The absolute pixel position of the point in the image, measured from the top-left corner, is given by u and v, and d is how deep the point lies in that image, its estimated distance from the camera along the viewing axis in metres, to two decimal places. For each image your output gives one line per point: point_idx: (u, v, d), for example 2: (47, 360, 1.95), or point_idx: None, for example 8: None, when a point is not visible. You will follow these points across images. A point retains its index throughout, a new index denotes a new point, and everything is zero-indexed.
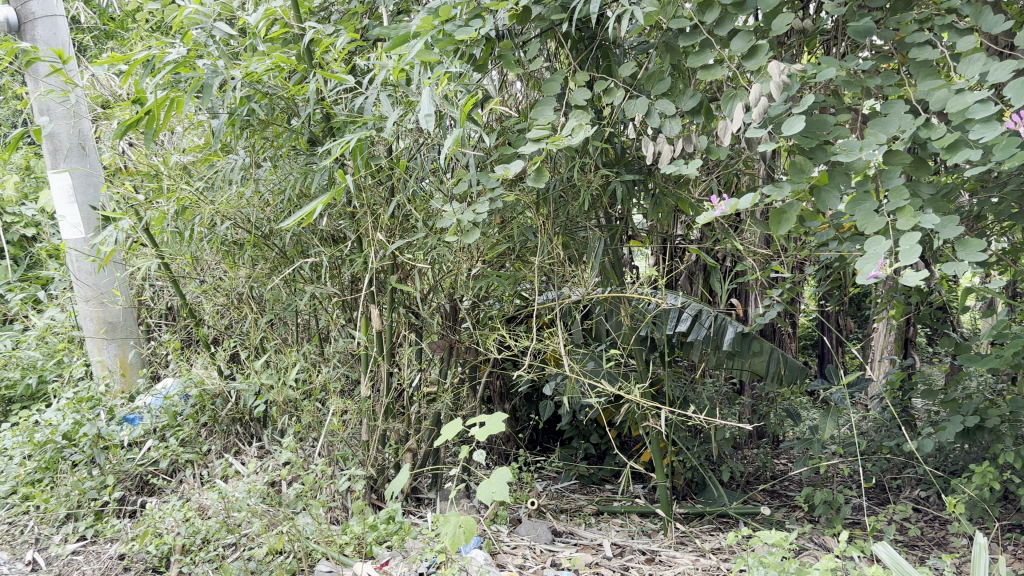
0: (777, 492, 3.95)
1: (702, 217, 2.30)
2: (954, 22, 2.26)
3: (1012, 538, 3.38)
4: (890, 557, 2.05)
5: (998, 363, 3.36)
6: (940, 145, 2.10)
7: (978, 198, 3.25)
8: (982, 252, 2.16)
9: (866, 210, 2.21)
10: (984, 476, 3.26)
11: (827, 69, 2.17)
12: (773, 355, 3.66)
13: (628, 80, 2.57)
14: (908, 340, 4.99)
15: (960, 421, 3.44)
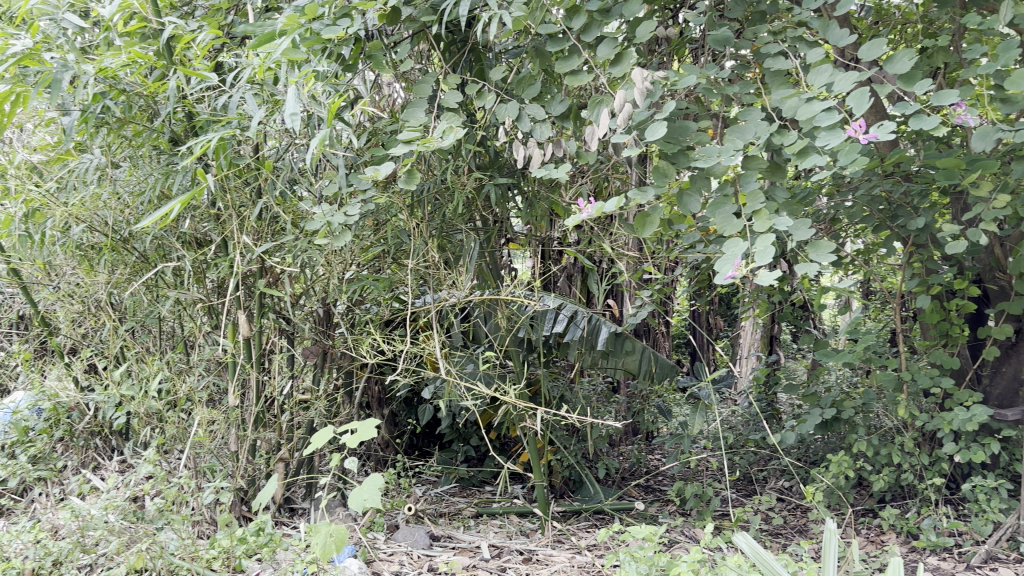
0: (651, 487, 4.07)
1: (571, 220, 2.34)
2: (804, 34, 2.38)
3: (866, 522, 3.58)
4: (750, 547, 2.13)
5: (851, 358, 3.56)
6: (791, 151, 2.21)
7: (833, 202, 3.44)
8: (831, 253, 2.28)
9: (725, 213, 2.30)
10: (840, 465, 3.45)
11: (687, 77, 2.25)
12: (646, 354, 3.76)
13: (500, 84, 2.59)
14: (773, 337, 5.23)
15: (817, 413, 3.63)
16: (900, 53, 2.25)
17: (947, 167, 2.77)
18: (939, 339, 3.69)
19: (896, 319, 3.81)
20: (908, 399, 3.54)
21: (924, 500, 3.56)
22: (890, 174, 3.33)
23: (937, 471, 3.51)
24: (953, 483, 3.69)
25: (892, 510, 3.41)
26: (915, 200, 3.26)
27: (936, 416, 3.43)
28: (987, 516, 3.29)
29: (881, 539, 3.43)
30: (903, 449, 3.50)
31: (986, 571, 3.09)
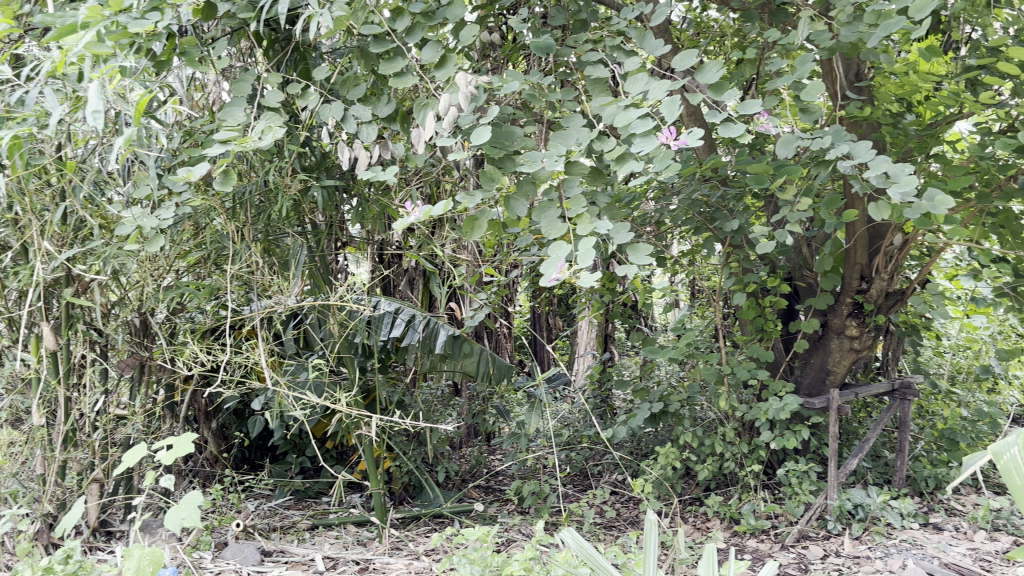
0: (491, 487, 4.10)
1: (398, 224, 2.32)
2: (622, 44, 2.48)
3: (692, 510, 3.76)
4: (576, 542, 2.18)
5: (675, 354, 3.72)
6: (610, 156, 2.29)
7: (658, 205, 3.60)
8: (649, 255, 2.38)
9: (550, 217, 2.35)
10: (667, 457, 3.60)
11: (511, 81, 2.28)
12: (483, 356, 3.78)
13: (325, 84, 2.53)
14: (608, 335, 5.41)
15: (647, 408, 3.77)
16: (709, 64, 2.37)
17: (756, 172, 2.95)
18: (755, 334, 3.93)
19: (717, 315, 4.03)
20: (728, 391, 3.75)
21: (744, 486, 3.78)
22: (708, 179, 3.51)
23: (755, 458, 3.74)
24: (770, 468, 3.94)
25: (716, 497, 3.59)
26: (730, 203, 3.46)
27: (753, 407, 3.65)
28: (799, 498, 3.53)
29: (706, 526, 3.60)
30: (725, 439, 3.71)
31: (798, 550, 3.32)
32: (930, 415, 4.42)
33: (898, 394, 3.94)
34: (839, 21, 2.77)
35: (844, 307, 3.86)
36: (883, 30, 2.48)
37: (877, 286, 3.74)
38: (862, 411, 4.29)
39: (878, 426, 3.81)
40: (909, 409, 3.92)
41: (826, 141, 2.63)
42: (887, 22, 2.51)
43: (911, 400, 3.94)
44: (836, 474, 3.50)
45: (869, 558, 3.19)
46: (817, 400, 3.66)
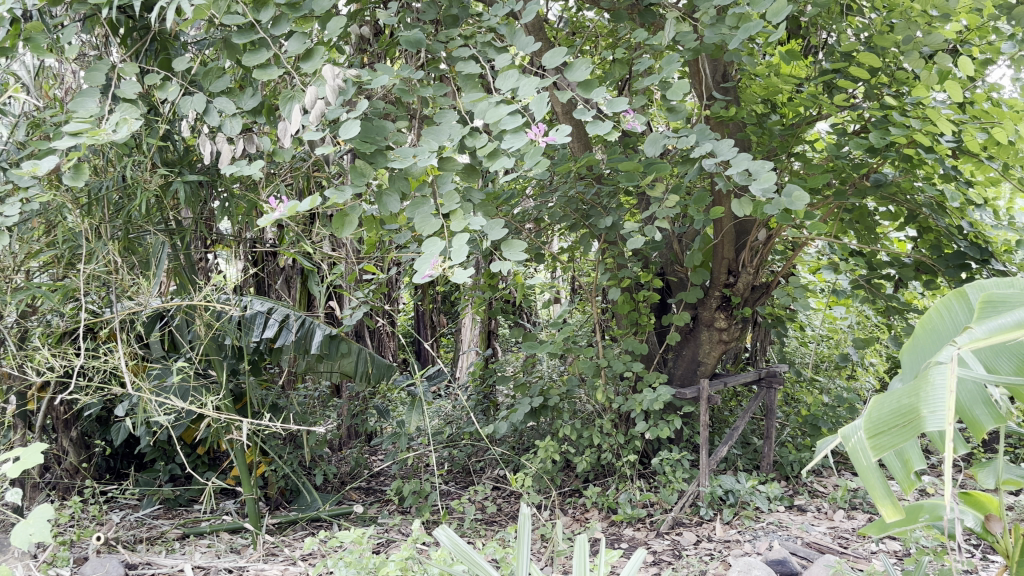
0: (371, 488, 4.05)
1: (265, 220, 2.25)
2: (493, 40, 2.49)
3: (572, 502, 3.82)
4: (450, 540, 2.15)
5: (553, 348, 3.77)
6: (482, 152, 2.30)
7: (535, 202, 3.64)
8: (523, 252, 2.39)
9: (423, 213, 2.33)
10: (546, 450, 3.64)
11: (380, 75, 2.25)
12: (362, 355, 3.72)
13: (186, 76, 2.43)
14: (491, 332, 5.43)
15: (527, 403, 3.80)
16: (578, 62, 2.40)
17: (627, 170, 3.01)
18: (631, 327, 4.03)
19: (594, 310, 4.11)
20: (605, 383, 3.83)
21: (622, 476, 3.87)
22: (583, 176, 3.58)
23: (631, 449, 3.83)
24: (645, 458, 4.04)
25: (594, 488, 3.66)
26: (604, 200, 3.53)
27: (629, 399, 3.74)
28: (673, 486, 3.65)
29: (585, 517, 3.67)
30: (603, 431, 3.78)
31: (672, 536, 3.42)
32: (795, 402, 4.64)
33: (765, 382, 4.13)
34: (703, 23, 2.86)
35: (713, 300, 4.00)
36: (743, 33, 2.58)
37: (743, 280, 3.91)
38: (732, 400, 4.47)
39: (746, 414, 3.98)
40: (774, 395, 4.11)
41: (692, 140, 2.72)
42: (746, 25, 2.61)
43: (776, 388, 4.14)
44: (707, 461, 3.68)
45: (739, 541, 3.32)
46: (689, 390, 3.78)
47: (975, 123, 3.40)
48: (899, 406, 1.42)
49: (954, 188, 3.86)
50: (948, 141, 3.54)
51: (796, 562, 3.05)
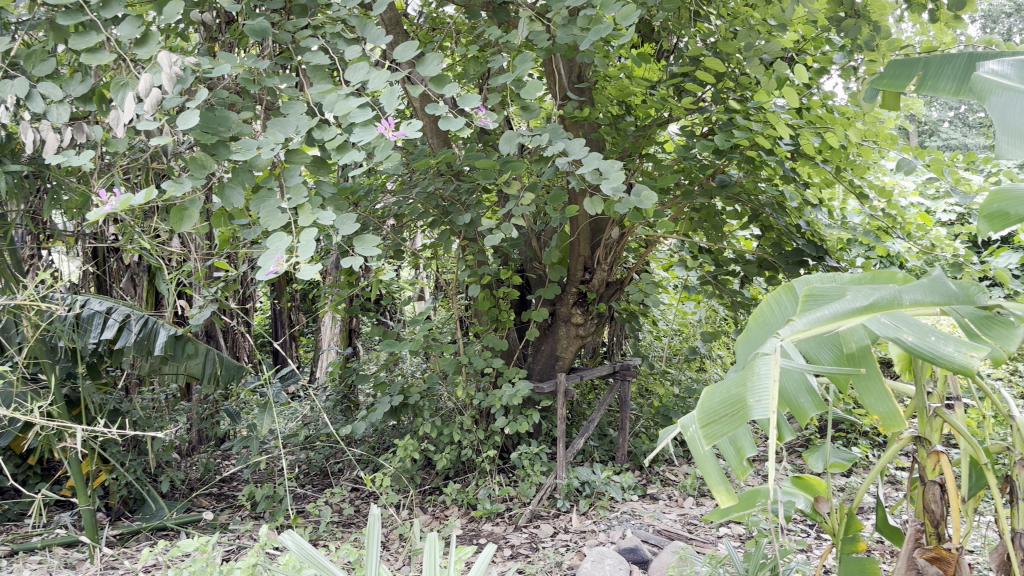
0: (223, 494, 3.90)
1: (95, 214, 2.11)
2: (343, 32, 2.45)
3: (431, 500, 3.80)
4: (297, 545, 2.06)
5: (412, 346, 3.74)
6: (331, 146, 2.25)
7: (392, 198, 3.60)
8: (375, 247, 2.36)
9: (269, 207, 2.26)
10: (406, 449, 3.61)
11: (222, 64, 2.16)
12: (210, 356, 3.59)
13: (7, 59, 2.26)
14: (352, 331, 5.34)
15: (386, 401, 3.75)
16: (429, 57, 2.39)
17: (483, 167, 3.02)
18: (490, 324, 4.06)
19: (454, 307, 4.11)
20: (465, 380, 3.83)
21: (481, 472, 3.89)
22: (441, 173, 3.56)
23: (491, 444, 3.85)
24: (505, 453, 4.08)
25: (454, 485, 3.66)
26: (463, 196, 3.53)
27: (488, 394, 3.76)
28: (531, 479, 3.70)
29: (444, 514, 3.66)
30: (462, 427, 3.79)
31: (530, 529, 3.46)
32: (648, 395, 4.80)
33: (619, 374, 4.27)
34: (555, 24, 2.90)
35: (570, 296, 4.09)
36: (594, 34, 2.64)
37: (598, 277, 4.02)
38: (590, 394, 4.58)
39: (602, 407, 4.09)
40: (627, 388, 4.26)
41: (545, 138, 2.76)
42: (596, 27, 2.67)
43: (629, 380, 4.31)
44: (564, 454, 3.76)
45: (594, 531, 3.41)
46: (547, 385, 3.84)
47: (810, 128, 3.62)
48: (729, 396, 1.48)
49: (792, 189, 4.09)
50: (787, 144, 3.75)
51: (647, 549, 3.15)
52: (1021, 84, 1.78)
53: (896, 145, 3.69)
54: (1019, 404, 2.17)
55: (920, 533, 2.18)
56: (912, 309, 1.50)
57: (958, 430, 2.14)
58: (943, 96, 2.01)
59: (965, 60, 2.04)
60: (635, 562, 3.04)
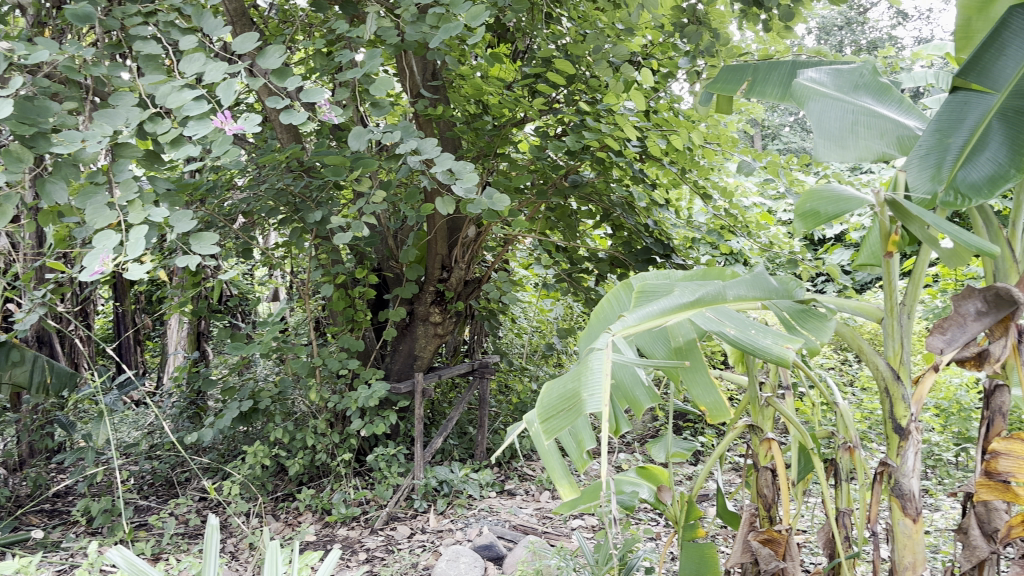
0: (56, 510, 3.66)
1: None
2: (177, 21, 2.33)
3: (284, 506, 3.70)
4: (126, 560, 1.95)
5: (263, 348, 3.63)
6: (164, 140, 2.14)
7: (239, 195, 3.47)
8: (212, 245, 2.26)
9: (96, 203, 2.12)
10: (256, 455, 3.49)
11: (39, 50, 2.01)
12: (38, 364, 3.35)
13: None
14: (201, 334, 5.13)
15: (235, 406, 3.60)
16: (271, 49, 2.31)
17: (333, 164, 2.96)
18: (346, 324, 3.99)
19: (307, 308, 4.01)
20: (319, 382, 3.75)
21: (337, 476, 3.82)
22: (291, 169, 3.46)
23: (346, 447, 3.79)
24: (361, 456, 4.02)
25: (308, 490, 3.57)
26: (314, 194, 3.45)
27: (343, 397, 3.69)
28: (387, 481, 3.66)
29: (297, 521, 3.56)
30: (316, 431, 3.69)
31: (386, 532, 3.42)
32: (508, 393, 4.85)
33: (477, 372, 4.31)
34: (404, 20, 2.86)
35: (427, 295, 4.08)
36: (443, 33, 2.63)
37: (456, 275, 4.02)
38: (450, 392, 4.58)
39: (461, 405, 4.09)
40: (485, 385, 4.30)
41: (395, 135, 2.72)
42: (446, 25, 2.66)
43: (487, 377, 4.36)
44: (421, 454, 3.74)
45: (451, 530, 3.40)
46: (403, 385, 3.81)
47: (657, 130, 3.74)
48: (565, 392, 1.49)
49: (642, 189, 4.22)
50: (634, 146, 3.86)
51: (502, 545, 3.17)
52: (835, 92, 1.90)
53: (737, 148, 3.87)
54: (841, 392, 2.32)
55: (754, 516, 2.26)
56: (735, 304, 1.57)
57: (788, 418, 2.27)
58: (769, 100, 2.12)
59: (788, 68, 2.15)
60: (490, 558, 3.06)
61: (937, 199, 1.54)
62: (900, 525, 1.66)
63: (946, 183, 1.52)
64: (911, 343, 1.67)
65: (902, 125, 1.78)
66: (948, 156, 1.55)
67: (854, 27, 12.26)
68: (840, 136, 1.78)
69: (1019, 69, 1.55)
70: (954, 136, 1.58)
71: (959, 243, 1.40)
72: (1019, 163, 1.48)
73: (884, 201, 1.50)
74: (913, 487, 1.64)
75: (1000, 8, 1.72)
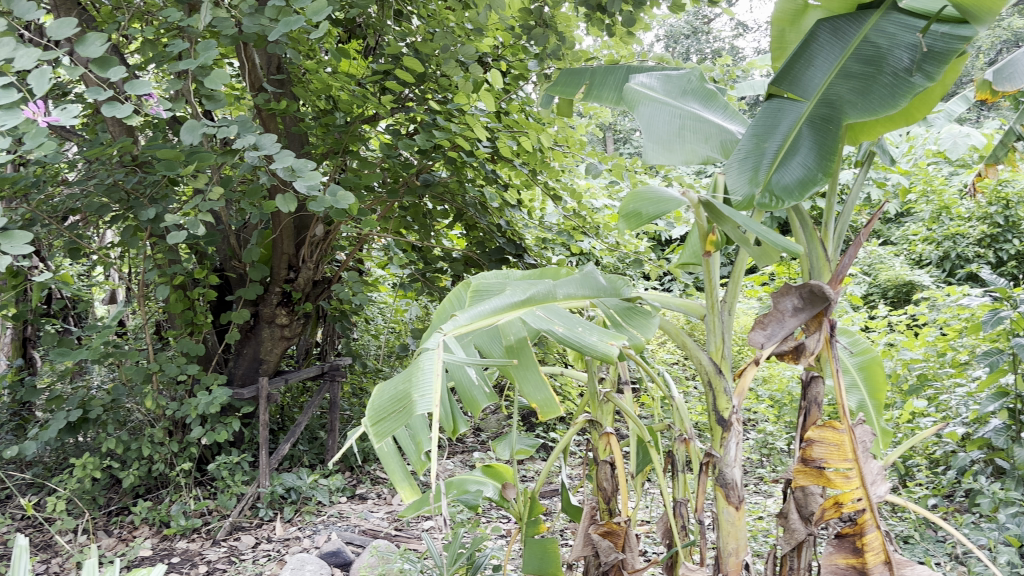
0: None
1: None
2: None
3: (118, 520, 3.49)
4: None
5: (92, 354, 3.40)
6: None
7: (63, 190, 3.24)
8: (24, 245, 2.10)
9: None
10: (85, 468, 3.28)
11: None
12: None
13: None
14: (27, 339, 4.77)
15: (62, 416, 3.36)
16: (91, 36, 2.16)
17: (166, 158, 2.81)
18: (185, 328, 3.80)
19: (143, 311, 3.79)
20: (156, 389, 3.56)
21: (175, 487, 3.63)
22: (122, 163, 3.27)
23: (186, 456, 3.62)
24: (203, 464, 3.85)
25: (143, 503, 3.38)
26: (147, 190, 3.26)
27: (182, 404, 3.52)
28: (231, 490, 3.52)
29: (131, 535, 3.37)
30: (153, 440, 3.53)
31: (229, 543, 3.29)
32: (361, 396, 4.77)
33: (328, 375, 4.23)
34: (241, 11, 2.75)
35: (273, 296, 3.96)
36: (281, 26, 2.54)
37: (303, 275, 3.92)
38: (301, 397, 4.46)
39: (309, 409, 3.99)
40: (336, 389, 4.23)
41: (231, 130, 2.61)
42: (285, 18, 2.57)
43: (338, 380, 4.27)
44: (267, 460, 3.61)
45: (298, 538, 3.31)
46: (247, 390, 3.68)
47: (507, 131, 3.77)
48: (396, 394, 1.46)
49: (493, 189, 4.24)
50: (485, 146, 3.88)
51: (349, 551, 3.11)
52: (664, 96, 1.97)
53: (584, 150, 3.96)
54: (676, 387, 2.40)
55: (595, 510, 2.31)
56: (565, 303, 1.63)
57: (626, 413, 2.33)
58: (604, 102, 2.16)
59: (623, 73, 2.21)
60: (337, 565, 2.99)
61: (755, 201, 1.59)
62: (725, 513, 1.73)
63: (763, 185, 1.58)
64: (731, 339, 1.75)
65: (725, 130, 1.86)
66: (764, 160, 1.62)
67: (700, 36, 12.82)
68: (668, 139, 1.84)
69: (825, 78, 1.65)
70: (769, 141, 1.65)
71: (769, 243, 1.48)
72: (826, 168, 1.55)
73: (699, 203, 1.53)
74: (735, 476, 1.71)
75: (810, 22, 1.86)
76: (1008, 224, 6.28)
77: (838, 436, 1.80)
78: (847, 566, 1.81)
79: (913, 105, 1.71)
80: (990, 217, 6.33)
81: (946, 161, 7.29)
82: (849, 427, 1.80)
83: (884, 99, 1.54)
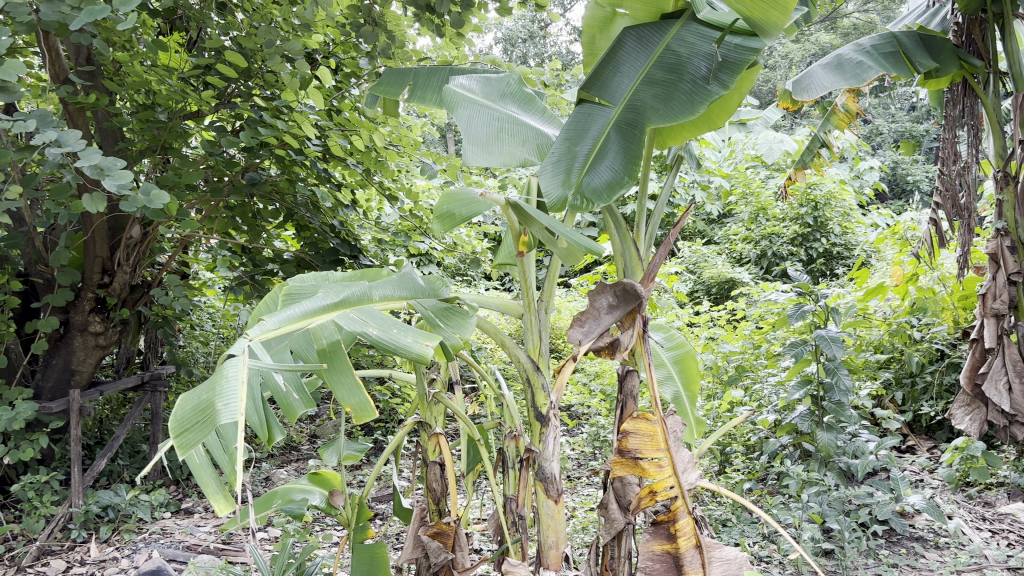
0: None
1: None
2: None
3: None
4: None
5: None
6: None
7: None
8: None
9: None
10: None
11: None
12: None
13: None
14: None
15: None
16: None
17: None
18: None
19: None
20: None
21: None
22: None
23: None
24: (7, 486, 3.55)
25: None
26: None
27: None
28: (39, 512, 3.27)
29: None
30: None
31: (36, 569, 3.04)
32: None
33: (149, 386, 4.02)
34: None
35: (86, 303, 3.71)
36: (85, 16, 2.38)
37: (119, 280, 3.69)
38: (120, 409, 4.21)
39: (128, 422, 3.77)
40: (158, 399, 4.04)
41: (29, 125, 2.41)
42: (89, 7, 2.40)
43: (160, 391, 4.08)
44: (80, 478, 3.38)
45: (115, 559, 3.12)
46: (56, 404, 3.42)
47: (338, 130, 3.71)
48: (199, 402, 1.38)
49: (326, 189, 4.16)
50: (315, 144, 3.79)
51: (171, 569, 2.95)
52: (484, 98, 1.99)
53: (419, 150, 3.95)
54: (506, 385, 2.43)
55: (424, 512, 2.30)
56: (381, 304, 1.61)
57: (454, 414, 2.34)
58: (427, 103, 2.16)
59: (445, 75, 2.22)
60: None
61: (567, 203, 1.61)
62: (544, 507, 1.77)
63: (574, 188, 1.61)
64: (548, 336, 1.79)
65: (541, 134, 1.90)
66: (576, 163, 1.65)
67: (536, 40, 13.08)
68: (487, 141, 1.85)
69: (631, 84, 1.72)
70: (580, 145, 1.68)
71: (575, 244, 1.51)
72: (633, 171, 1.60)
73: (508, 205, 1.55)
74: (553, 469, 1.75)
75: (618, 29, 1.95)
76: (817, 225, 6.78)
77: (651, 427, 1.88)
78: (662, 552, 1.86)
79: (714, 111, 1.81)
80: (801, 218, 6.82)
81: (762, 166, 7.78)
82: (661, 418, 1.88)
83: (684, 105, 1.61)
